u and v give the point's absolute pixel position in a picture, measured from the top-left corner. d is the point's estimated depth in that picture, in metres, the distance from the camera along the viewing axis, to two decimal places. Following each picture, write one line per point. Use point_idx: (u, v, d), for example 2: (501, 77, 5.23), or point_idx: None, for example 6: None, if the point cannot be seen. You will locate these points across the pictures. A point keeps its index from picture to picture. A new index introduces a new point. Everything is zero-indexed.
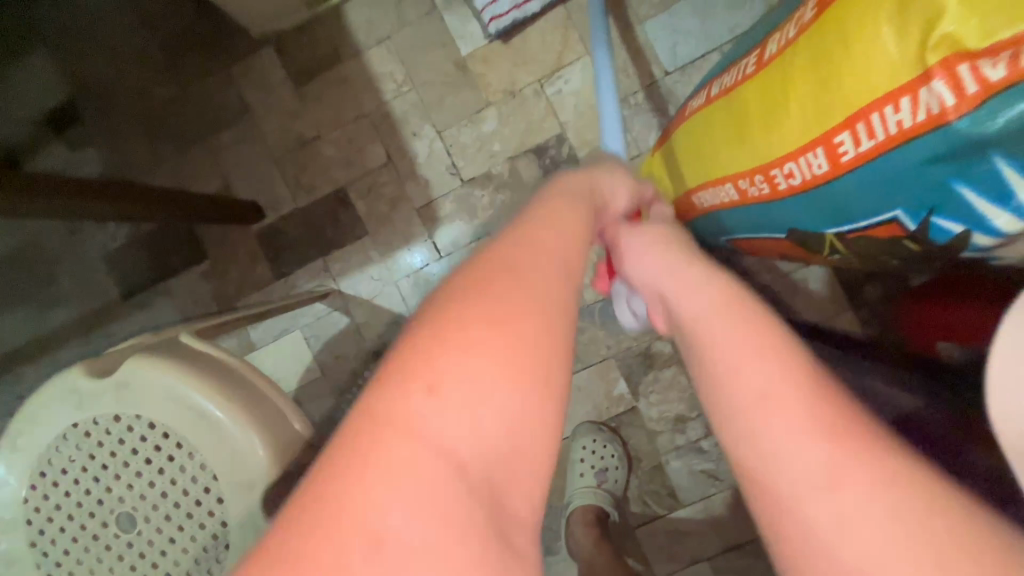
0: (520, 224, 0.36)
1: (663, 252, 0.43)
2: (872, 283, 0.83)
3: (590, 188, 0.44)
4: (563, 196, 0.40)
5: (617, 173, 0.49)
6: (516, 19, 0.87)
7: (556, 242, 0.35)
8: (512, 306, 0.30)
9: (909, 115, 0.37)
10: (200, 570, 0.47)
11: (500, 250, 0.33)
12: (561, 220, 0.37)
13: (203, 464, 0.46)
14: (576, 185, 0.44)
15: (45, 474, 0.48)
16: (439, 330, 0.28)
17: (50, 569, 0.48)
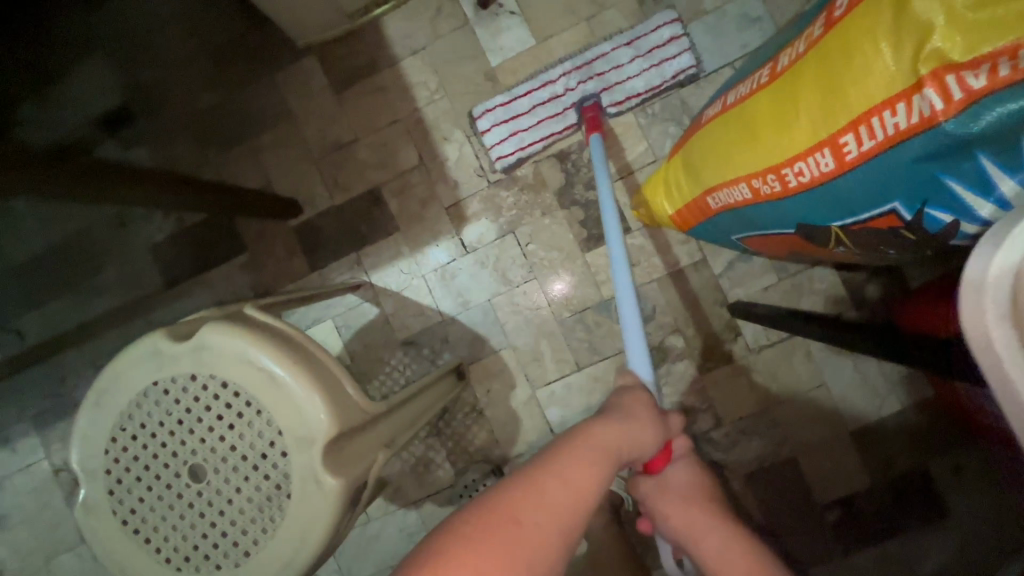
0: (538, 472, 0.43)
1: (684, 503, 0.59)
2: (873, 284, 0.89)
3: (625, 437, 0.50)
4: (591, 451, 0.46)
5: (648, 420, 0.54)
6: (519, 158, 0.95)
7: (561, 502, 0.42)
8: (512, 560, 0.38)
9: (905, 119, 0.43)
10: (264, 518, 0.52)
11: (514, 499, 0.41)
12: (580, 477, 0.44)
13: (270, 423, 0.52)
14: (609, 437, 0.49)
15: (126, 427, 0.54)
16: (446, 572, 0.36)
17: (125, 515, 0.53)
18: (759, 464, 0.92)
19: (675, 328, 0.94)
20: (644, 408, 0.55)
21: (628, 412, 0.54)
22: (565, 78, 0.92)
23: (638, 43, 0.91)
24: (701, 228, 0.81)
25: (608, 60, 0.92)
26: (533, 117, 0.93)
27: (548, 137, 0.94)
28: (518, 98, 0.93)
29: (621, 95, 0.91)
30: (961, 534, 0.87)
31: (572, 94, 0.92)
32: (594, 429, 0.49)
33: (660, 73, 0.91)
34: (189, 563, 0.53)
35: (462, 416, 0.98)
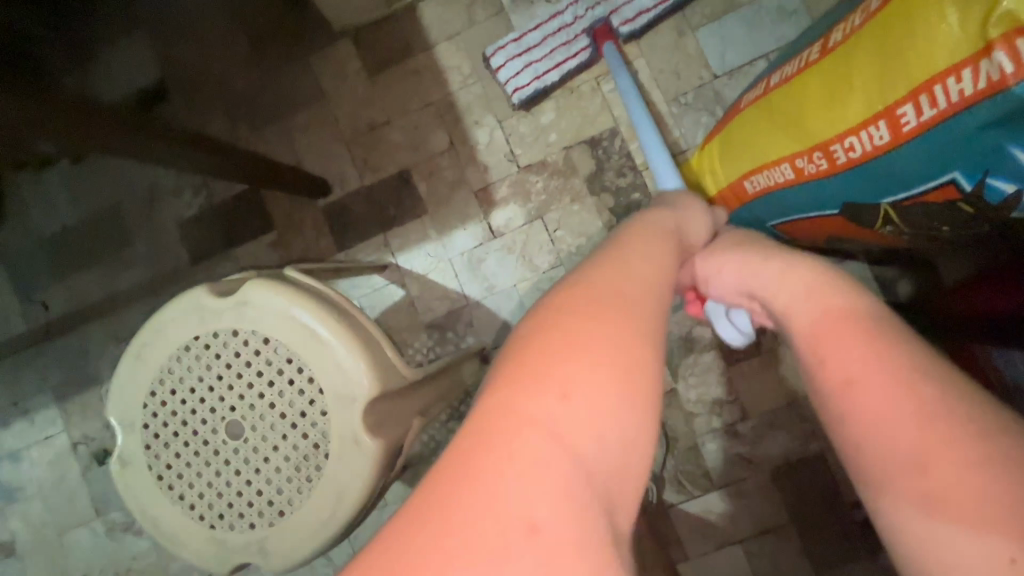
0: (614, 255, 0.44)
1: (733, 261, 0.54)
2: (905, 278, 0.87)
3: (672, 219, 0.55)
4: (651, 231, 0.50)
5: (698, 218, 0.61)
6: (537, 89, 0.93)
7: (643, 273, 0.43)
8: (605, 314, 0.38)
9: (970, 85, 0.42)
10: (300, 477, 0.51)
11: (596, 275, 0.42)
12: (644, 249, 0.46)
13: (311, 380, 0.51)
14: (657, 227, 0.52)
15: (164, 382, 0.53)
16: (545, 337, 0.37)
17: (161, 471, 0.53)
18: (785, 460, 0.90)
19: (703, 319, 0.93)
20: (693, 202, 0.63)
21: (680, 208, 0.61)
22: (572, 7, 0.92)
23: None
24: (734, 217, 0.81)
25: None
26: (547, 47, 0.92)
27: (564, 63, 0.92)
28: (527, 33, 0.92)
29: (632, 12, 0.90)
30: None
31: (582, 19, 0.92)
32: (651, 215, 0.55)
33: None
34: (222, 521, 0.52)
35: None
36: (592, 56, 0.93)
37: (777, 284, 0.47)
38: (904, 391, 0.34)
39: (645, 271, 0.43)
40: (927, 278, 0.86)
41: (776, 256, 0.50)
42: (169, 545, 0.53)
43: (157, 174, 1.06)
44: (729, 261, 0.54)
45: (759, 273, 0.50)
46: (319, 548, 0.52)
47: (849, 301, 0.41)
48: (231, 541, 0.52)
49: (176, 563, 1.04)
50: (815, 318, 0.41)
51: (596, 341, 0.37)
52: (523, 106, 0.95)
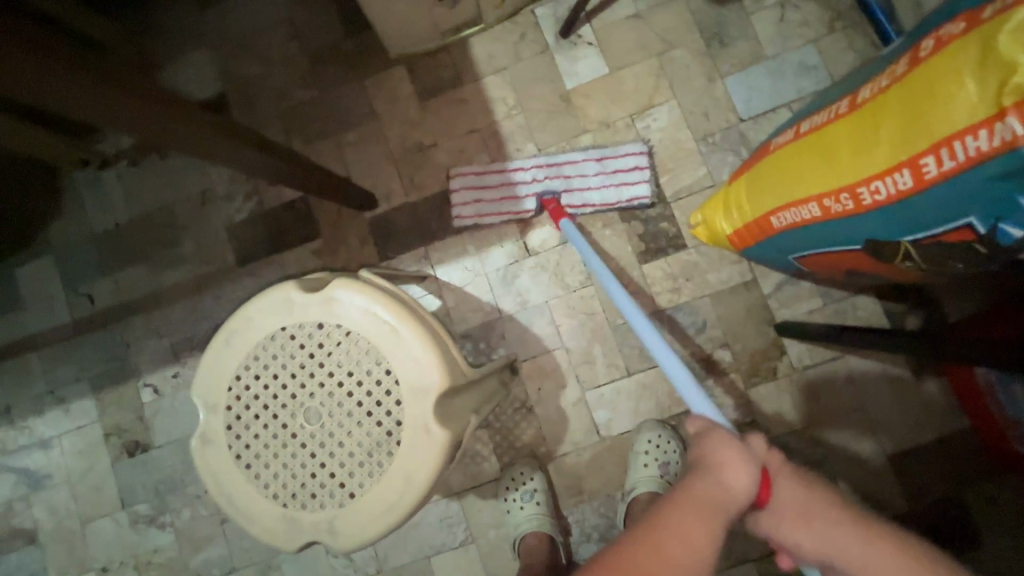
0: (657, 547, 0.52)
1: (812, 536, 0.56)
2: (913, 315, 0.94)
3: (720, 491, 0.54)
4: (695, 514, 0.53)
5: (737, 473, 0.55)
6: (477, 222, 1.04)
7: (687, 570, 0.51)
8: None
9: (986, 143, 0.49)
10: (372, 462, 0.56)
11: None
12: (689, 535, 0.53)
13: (389, 371, 0.56)
14: (706, 496, 0.54)
15: (249, 367, 0.58)
16: None
17: (239, 450, 0.57)
18: None
19: (723, 342, 0.99)
20: (731, 457, 0.56)
21: (717, 467, 0.56)
22: (534, 169, 1.02)
23: (605, 161, 1.01)
24: (760, 247, 0.87)
25: (576, 167, 1.01)
26: (500, 193, 1.03)
27: (507, 212, 1.02)
28: (490, 172, 1.03)
29: (578, 201, 1.01)
30: (993, 565, 0.89)
31: (537, 184, 1.02)
32: (692, 490, 0.55)
33: (617, 193, 1.00)
34: (295, 500, 0.56)
35: (511, 412, 1.01)
36: (535, 216, 1.03)
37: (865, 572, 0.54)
38: None
39: (683, 557, 0.52)
40: (933, 315, 0.92)
41: (861, 542, 0.55)
42: (242, 521, 0.57)
43: (210, 179, 1.12)
44: (808, 532, 0.56)
45: (835, 547, 0.55)
46: (384, 530, 0.55)
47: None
48: (302, 519, 0.56)
49: (197, 558, 1.05)
50: None
51: None
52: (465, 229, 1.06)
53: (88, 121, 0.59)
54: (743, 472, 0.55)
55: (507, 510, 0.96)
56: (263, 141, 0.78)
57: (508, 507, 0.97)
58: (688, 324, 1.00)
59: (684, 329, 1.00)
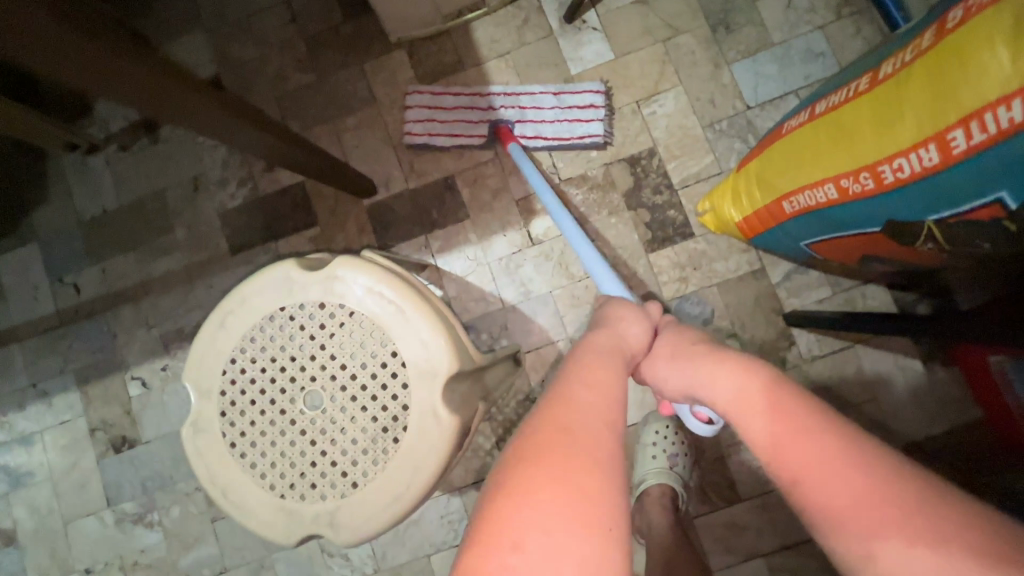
0: (563, 390, 0.51)
1: (676, 363, 0.59)
2: (923, 302, 0.93)
3: (610, 336, 0.62)
4: (593, 354, 0.57)
5: (630, 325, 0.65)
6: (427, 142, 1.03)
7: (582, 395, 0.50)
8: (562, 460, 0.44)
9: (1020, 114, 0.47)
10: (376, 449, 0.52)
11: (546, 416, 0.48)
12: (594, 376, 0.53)
13: (394, 353, 0.53)
14: (601, 344, 0.60)
15: (246, 350, 0.54)
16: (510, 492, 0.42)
17: (234, 438, 0.54)
18: None
19: (731, 333, 0.96)
20: (625, 317, 0.66)
21: (614, 321, 0.66)
22: (493, 96, 1.01)
23: (563, 96, 1.00)
24: (771, 235, 0.85)
25: (533, 98, 1.00)
26: (451, 117, 1.01)
27: (457, 136, 1.01)
28: (448, 94, 1.02)
29: (531, 131, 0.99)
30: None
31: (491, 110, 1.01)
32: (591, 338, 0.61)
33: (571, 128, 0.99)
34: (294, 491, 0.53)
35: (515, 403, 0.99)
36: (484, 143, 1.01)
37: (718, 380, 0.52)
38: (840, 450, 0.41)
39: (588, 399, 0.50)
40: (945, 303, 0.88)
41: (720, 357, 0.55)
42: (237, 514, 0.53)
43: (202, 165, 1.08)
44: (676, 365, 0.59)
45: (694, 375, 0.56)
46: (388, 521, 0.52)
47: (770, 377, 0.49)
48: (302, 512, 0.52)
49: (187, 558, 1.01)
50: (762, 406, 0.47)
51: (560, 487, 0.42)
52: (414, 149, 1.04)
53: (72, 87, 0.54)
54: (631, 323, 0.66)
55: None
56: (259, 115, 0.74)
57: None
58: (695, 314, 0.97)
59: (691, 319, 0.97)
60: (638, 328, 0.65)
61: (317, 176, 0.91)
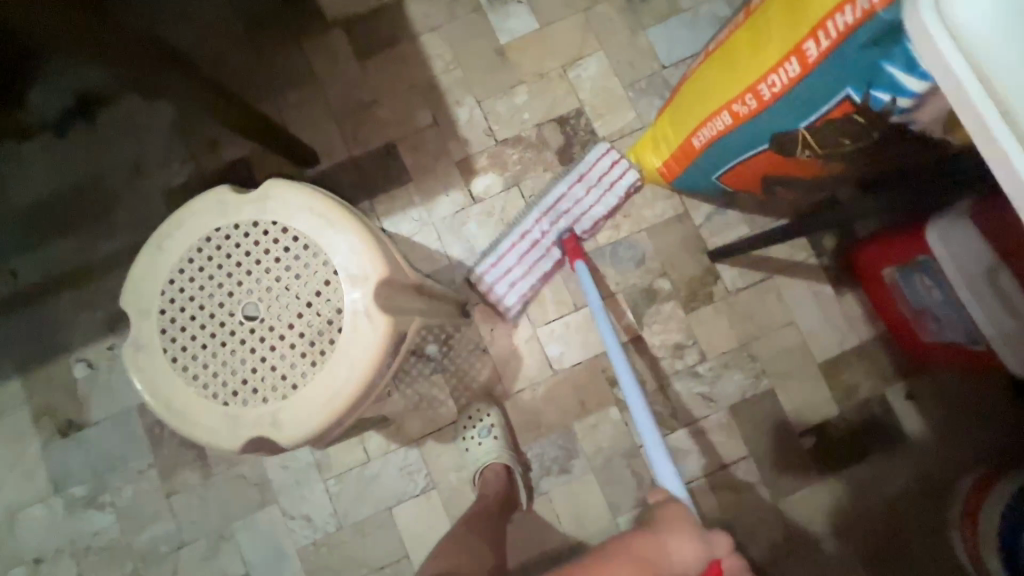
0: None
1: None
2: (830, 235, 1.04)
3: (658, 554, 0.66)
4: (625, 564, 0.65)
5: (684, 537, 0.67)
6: (524, 300, 1.02)
7: None
8: None
9: (850, 17, 0.56)
10: (314, 351, 0.56)
11: None
12: None
13: (327, 262, 0.57)
14: (642, 558, 0.65)
15: (184, 270, 0.57)
16: None
17: (176, 352, 0.56)
18: (740, 396, 1.01)
19: (662, 272, 1.04)
20: (681, 525, 0.67)
21: (669, 530, 0.68)
22: (537, 225, 1.00)
23: (586, 176, 1.02)
24: (686, 177, 0.94)
25: (569, 199, 1.01)
26: (523, 258, 1.00)
27: (543, 271, 1.02)
28: (504, 254, 1.00)
29: (588, 224, 1.02)
30: (913, 457, 0.98)
31: (548, 233, 1.00)
32: (631, 541, 0.67)
33: (613, 194, 1.02)
34: (236, 398, 0.55)
35: (466, 354, 1.03)
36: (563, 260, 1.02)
37: None
38: None
39: None
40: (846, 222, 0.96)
41: None
42: (180, 426, 0.55)
43: (144, 147, 1.09)
44: None
45: None
46: (328, 419, 0.55)
47: None
48: (245, 415, 0.55)
49: (142, 538, 0.99)
50: None
51: None
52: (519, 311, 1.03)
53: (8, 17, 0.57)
54: (684, 542, 0.66)
55: (466, 449, 0.98)
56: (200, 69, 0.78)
57: (468, 448, 0.98)
58: (628, 258, 1.04)
59: (625, 262, 1.04)
60: (688, 551, 0.66)
61: (267, 138, 0.95)
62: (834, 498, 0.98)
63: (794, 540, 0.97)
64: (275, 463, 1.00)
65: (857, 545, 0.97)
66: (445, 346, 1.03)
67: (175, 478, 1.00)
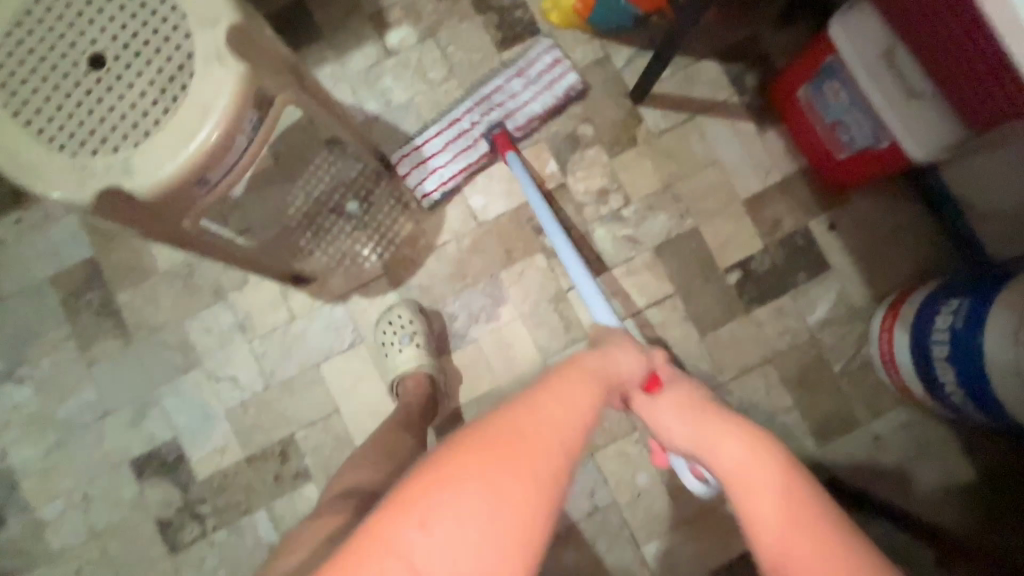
0: (533, 397, 0.44)
1: (684, 414, 0.53)
2: (750, 73, 1.03)
3: (606, 361, 0.52)
4: (574, 370, 0.49)
5: (629, 351, 0.56)
6: (444, 193, 0.99)
7: (566, 418, 0.44)
8: (499, 475, 0.39)
9: None
10: (167, 99, 0.53)
11: (508, 420, 0.42)
12: (572, 398, 0.46)
13: (174, 8, 0.54)
14: (594, 365, 0.51)
15: (22, 23, 0.54)
16: (430, 487, 0.38)
17: (18, 108, 0.53)
18: (666, 235, 1.00)
19: (584, 118, 1.02)
20: (624, 346, 0.57)
21: (611, 346, 0.56)
22: (468, 114, 0.97)
23: (526, 73, 0.98)
24: (599, 13, 0.96)
25: (503, 92, 0.97)
26: (446, 150, 0.97)
27: (468, 167, 0.98)
28: (429, 139, 0.96)
29: (523, 119, 0.97)
30: (836, 285, 1.00)
31: (478, 126, 0.97)
32: (580, 355, 0.52)
33: (551, 93, 0.98)
34: (85, 149, 0.53)
35: (388, 209, 1.00)
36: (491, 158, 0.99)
37: (752, 473, 0.45)
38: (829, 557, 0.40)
39: (562, 429, 0.43)
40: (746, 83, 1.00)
41: (727, 422, 0.50)
42: (27, 181, 0.53)
43: None
44: (685, 425, 0.52)
45: (720, 451, 0.48)
46: (187, 169, 0.53)
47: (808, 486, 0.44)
48: (94, 165, 0.53)
49: (64, 408, 0.97)
50: (783, 502, 0.43)
51: (489, 506, 0.39)
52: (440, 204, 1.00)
53: None
54: (631, 355, 0.56)
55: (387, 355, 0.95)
56: None
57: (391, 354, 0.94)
58: None
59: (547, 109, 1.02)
60: (637, 360, 0.56)
61: None
62: (760, 330, 0.99)
63: (722, 372, 0.98)
64: (196, 327, 0.98)
65: (782, 373, 0.98)
66: (364, 201, 1.00)
67: (95, 347, 0.98)
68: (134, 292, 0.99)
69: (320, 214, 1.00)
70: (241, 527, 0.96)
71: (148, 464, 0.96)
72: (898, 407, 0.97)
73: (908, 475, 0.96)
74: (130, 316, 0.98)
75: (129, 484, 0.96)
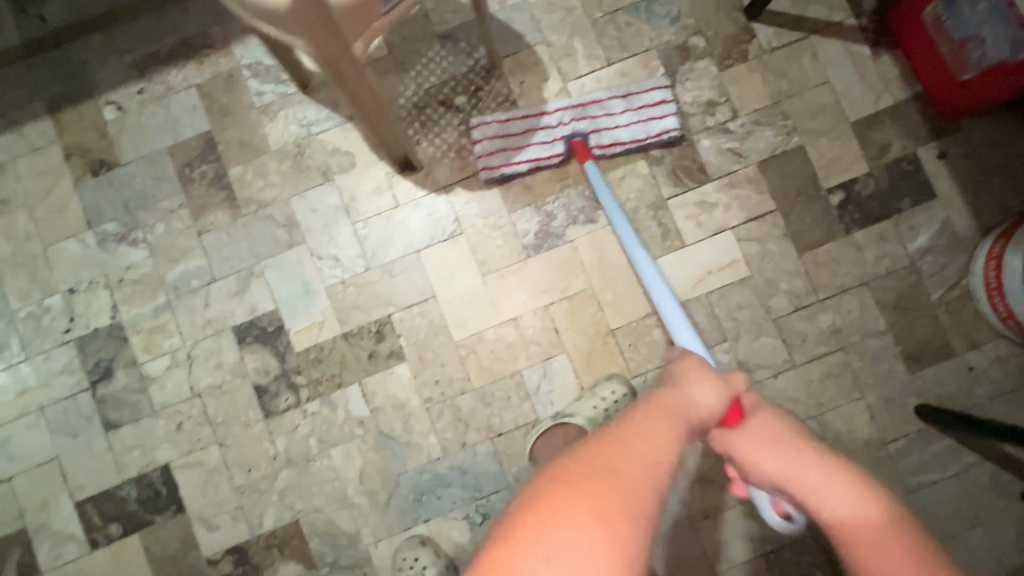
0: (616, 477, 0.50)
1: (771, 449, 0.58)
2: None
3: (687, 400, 0.58)
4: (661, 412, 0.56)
5: (705, 386, 0.60)
6: (506, 173, 1.00)
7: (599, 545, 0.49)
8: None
9: None
10: None
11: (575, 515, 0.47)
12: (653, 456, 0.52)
13: None
14: (676, 404, 0.57)
15: None
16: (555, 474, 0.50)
17: None
18: (770, 151, 1.00)
19: (697, 29, 1.02)
20: (700, 373, 0.61)
21: (685, 379, 0.61)
22: (560, 112, 0.99)
23: (631, 98, 1.00)
24: None
25: (602, 107, 0.99)
26: (526, 139, 0.99)
27: (538, 161, 0.99)
28: (514, 119, 0.99)
29: (608, 140, 0.98)
30: (941, 214, 0.99)
31: (564, 126, 0.99)
32: (659, 394, 0.58)
33: (645, 128, 0.98)
34: None
35: (495, 107, 1.02)
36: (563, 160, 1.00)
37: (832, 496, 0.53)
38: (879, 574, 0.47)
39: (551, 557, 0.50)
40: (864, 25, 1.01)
41: (809, 458, 0.56)
42: None
43: None
44: (767, 457, 0.58)
45: (801, 476, 0.55)
46: None
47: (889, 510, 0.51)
48: None
49: (174, 272, 1.01)
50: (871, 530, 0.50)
51: None
52: (499, 181, 1.00)
53: None
54: (711, 387, 0.60)
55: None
56: None
57: None
58: (664, 14, 1.02)
59: (660, 19, 1.02)
60: (715, 393, 0.60)
61: None
62: (859, 252, 0.99)
63: (816, 292, 0.98)
64: (302, 205, 1.01)
65: (878, 297, 0.98)
66: (473, 98, 1.02)
67: (206, 217, 1.02)
68: (246, 168, 1.02)
69: (428, 106, 1.02)
70: (333, 400, 0.99)
71: (249, 332, 1.00)
72: (996, 340, 0.96)
73: (999, 409, 0.95)
74: (241, 190, 1.02)
75: (230, 349, 1.00)
